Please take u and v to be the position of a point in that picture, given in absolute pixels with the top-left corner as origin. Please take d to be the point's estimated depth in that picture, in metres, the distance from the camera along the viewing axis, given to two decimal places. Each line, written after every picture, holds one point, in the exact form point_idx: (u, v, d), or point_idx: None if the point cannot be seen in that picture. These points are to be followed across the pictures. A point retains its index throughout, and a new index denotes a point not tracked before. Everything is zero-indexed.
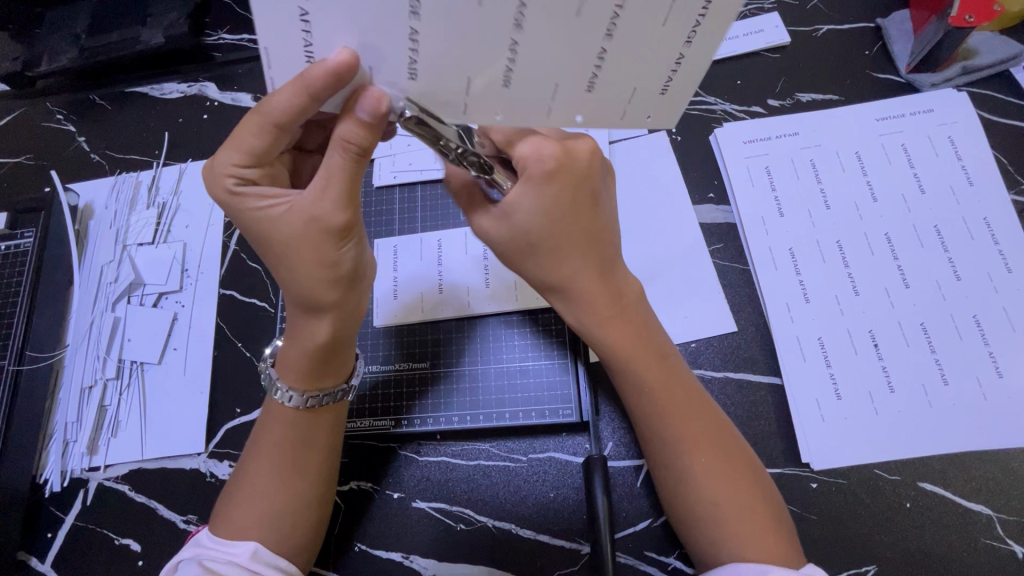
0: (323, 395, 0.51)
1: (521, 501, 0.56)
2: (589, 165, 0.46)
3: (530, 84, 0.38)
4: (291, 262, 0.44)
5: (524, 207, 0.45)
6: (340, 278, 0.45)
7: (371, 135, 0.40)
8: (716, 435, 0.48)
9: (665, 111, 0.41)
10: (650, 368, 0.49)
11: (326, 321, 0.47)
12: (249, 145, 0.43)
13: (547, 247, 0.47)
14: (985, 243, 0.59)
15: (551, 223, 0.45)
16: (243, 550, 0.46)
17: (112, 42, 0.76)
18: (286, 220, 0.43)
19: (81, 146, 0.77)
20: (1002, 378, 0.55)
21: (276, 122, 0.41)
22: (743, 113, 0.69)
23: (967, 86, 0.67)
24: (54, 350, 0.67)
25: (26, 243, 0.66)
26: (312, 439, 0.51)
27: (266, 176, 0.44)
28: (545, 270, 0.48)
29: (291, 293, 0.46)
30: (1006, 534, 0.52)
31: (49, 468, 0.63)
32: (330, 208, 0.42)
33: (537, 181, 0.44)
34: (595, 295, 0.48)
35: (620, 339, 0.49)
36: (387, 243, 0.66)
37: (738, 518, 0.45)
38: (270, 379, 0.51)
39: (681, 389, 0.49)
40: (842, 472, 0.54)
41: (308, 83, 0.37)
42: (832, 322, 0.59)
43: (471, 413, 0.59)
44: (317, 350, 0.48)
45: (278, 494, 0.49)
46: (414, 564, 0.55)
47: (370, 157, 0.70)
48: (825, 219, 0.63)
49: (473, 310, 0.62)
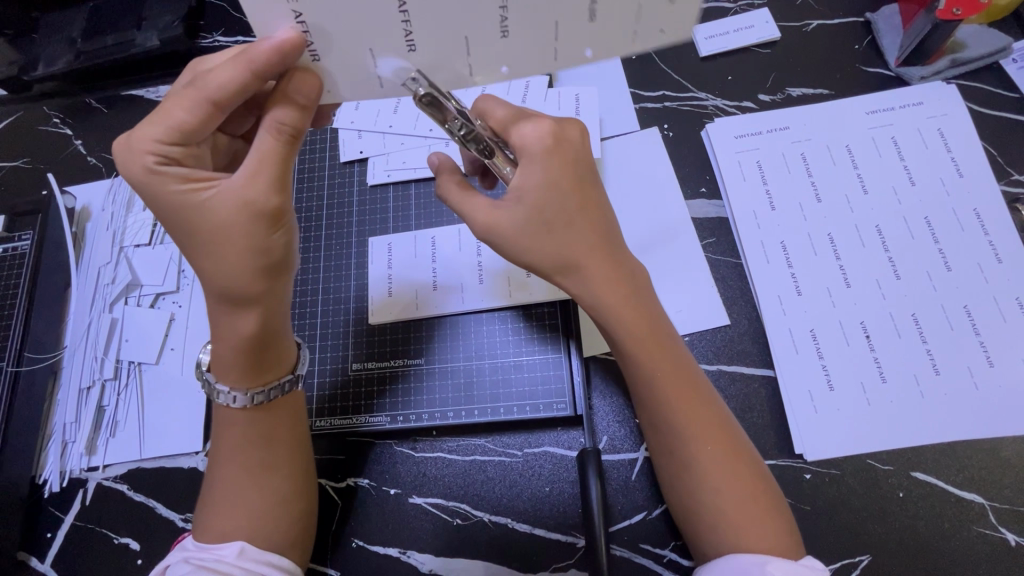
0: (269, 390, 0.50)
1: (517, 495, 0.57)
2: (582, 145, 0.50)
3: (524, 31, 0.40)
4: (210, 246, 0.43)
5: (532, 186, 0.47)
6: (267, 266, 0.44)
7: (304, 117, 0.42)
8: (715, 425, 0.48)
9: (678, 23, 0.40)
10: (656, 354, 0.49)
11: (258, 312, 0.46)
12: (176, 120, 0.41)
13: (557, 227, 0.48)
14: (976, 234, 0.60)
15: (555, 201, 0.47)
16: (231, 551, 0.47)
17: (109, 46, 0.76)
18: (214, 204, 0.42)
19: (79, 149, 0.77)
20: (994, 368, 0.55)
21: (212, 99, 0.41)
22: (734, 108, 0.70)
23: (956, 79, 0.68)
24: (53, 351, 0.67)
25: (24, 245, 0.67)
26: (273, 435, 0.50)
27: (190, 156, 0.43)
28: (554, 250, 0.48)
29: (218, 289, 0.45)
30: (1000, 523, 0.52)
31: (48, 469, 0.63)
32: (261, 188, 0.42)
33: (538, 158, 0.47)
34: (604, 281, 0.48)
35: (626, 325, 0.49)
36: (382, 241, 0.67)
37: (739, 509, 0.45)
38: (209, 385, 0.50)
39: (687, 376, 0.49)
40: (836, 463, 0.55)
41: (253, 59, 0.39)
42: (825, 315, 0.59)
43: (466, 409, 0.59)
44: (246, 342, 0.47)
45: (258, 488, 0.49)
46: (411, 559, 0.55)
47: (364, 156, 0.71)
48: (817, 212, 0.63)
49: (467, 307, 0.62)
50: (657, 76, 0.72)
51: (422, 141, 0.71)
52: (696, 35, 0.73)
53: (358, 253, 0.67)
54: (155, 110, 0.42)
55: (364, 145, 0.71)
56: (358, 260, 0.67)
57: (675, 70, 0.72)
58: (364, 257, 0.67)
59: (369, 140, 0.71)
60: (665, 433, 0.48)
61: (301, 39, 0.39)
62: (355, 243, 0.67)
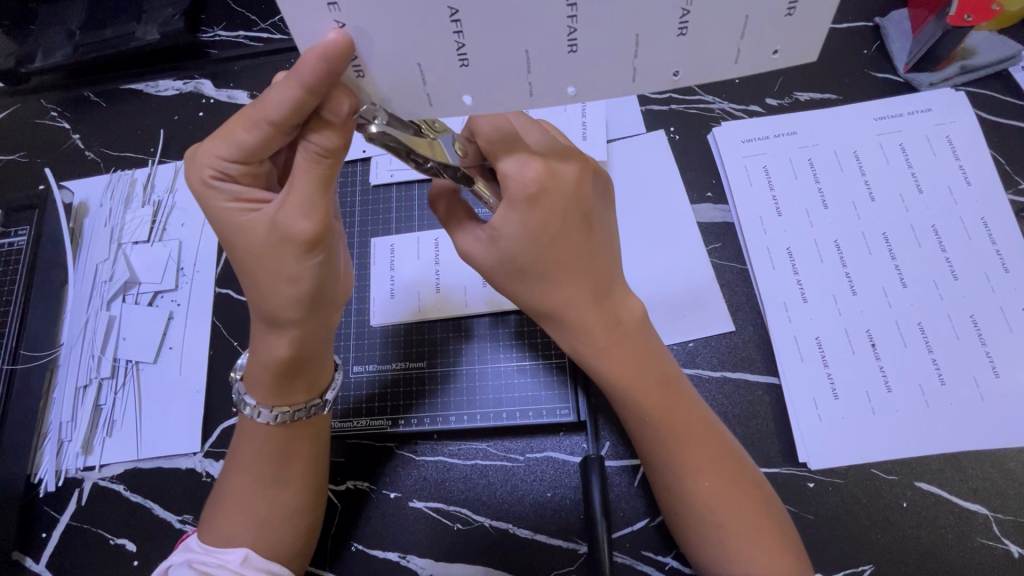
0: (295, 411, 0.49)
1: (519, 500, 0.56)
2: (574, 185, 0.45)
3: (598, 47, 0.36)
4: (262, 272, 0.43)
5: (512, 233, 0.44)
6: (309, 299, 0.44)
7: (343, 138, 0.40)
8: (716, 457, 0.47)
9: (691, 58, 0.36)
10: (653, 402, 0.47)
11: (289, 338, 0.46)
12: (238, 140, 0.41)
13: (538, 272, 0.46)
14: (983, 243, 0.59)
15: (538, 246, 0.45)
16: (235, 557, 0.47)
17: (107, 38, 0.75)
18: (253, 228, 0.42)
19: (77, 143, 0.76)
20: (1000, 378, 0.55)
21: (273, 122, 0.39)
22: (741, 112, 0.69)
23: (965, 86, 0.67)
24: (49, 349, 0.66)
25: (21, 241, 0.66)
26: (290, 451, 0.50)
27: (248, 174, 0.43)
28: (550, 298, 0.47)
29: (258, 304, 0.45)
30: (1003, 534, 0.52)
31: (43, 468, 0.62)
32: (295, 216, 0.40)
33: (518, 204, 0.43)
34: (590, 329, 0.47)
35: (616, 376, 0.48)
36: (384, 243, 0.66)
37: (738, 542, 0.45)
38: (238, 394, 0.50)
39: (691, 421, 0.48)
40: (839, 471, 0.54)
41: (303, 75, 0.36)
42: (831, 323, 0.59)
43: (469, 413, 0.59)
44: (279, 365, 0.46)
45: (262, 496, 0.49)
46: (411, 564, 0.55)
47: (367, 156, 0.70)
48: (824, 219, 0.62)
49: (470, 306, 0.62)
50: None
51: None
52: None
53: (360, 254, 0.66)
54: (220, 127, 0.42)
55: (368, 145, 0.70)
56: (360, 261, 0.66)
57: None
58: (365, 257, 0.66)
59: None
60: (665, 475, 0.47)
61: (347, 45, 0.35)
62: (357, 243, 0.67)
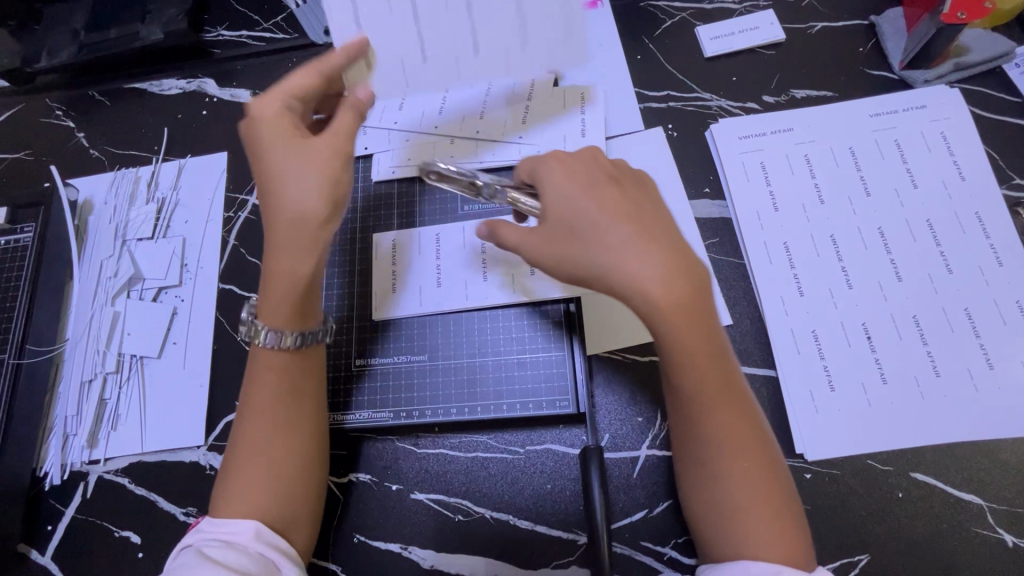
0: (309, 332, 0.53)
1: (519, 492, 0.57)
2: (655, 194, 0.50)
3: None
4: (295, 176, 0.49)
5: (568, 202, 0.47)
6: (337, 201, 0.50)
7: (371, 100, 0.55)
8: (752, 437, 0.45)
9: None
10: (710, 377, 0.44)
11: (313, 255, 0.49)
12: (274, 102, 0.53)
13: (589, 231, 0.46)
14: (977, 238, 0.60)
15: (595, 212, 0.46)
16: (245, 530, 0.46)
17: (112, 38, 0.76)
18: (286, 153, 0.50)
19: (81, 142, 0.77)
20: (993, 371, 0.55)
21: (286, 91, 0.54)
22: (738, 109, 0.70)
23: (959, 83, 0.68)
24: (54, 344, 0.67)
25: (26, 237, 0.67)
26: (296, 416, 0.52)
27: (281, 116, 0.52)
28: (602, 255, 0.44)
29: (282, 216, 0.49)
30: (997, 524, 0.52)
31: (49, 462, 0.63)
32: (334, 137, 0.51)
33: (575, 185, 0.48)
34: (664, 288, 0.43)
35: (684, 344, 0.43)
36: (431, 231, 0.66)
37: (761, 532, 0.42)
38: (249, 330, 0.52)
39: (739, 402, 0.45)
40: (835, 463, 0.55)
41: (326, 67, 0.56)
42: (827, 316, 0.59)
43: (469, 405, 0.59)
44: (302, 280, 0.50)
45: (269, 457, 0.49)
46: (413, 555, 0.56)
47: (369, 152, 0.71)
48: (820, 214, 0.63)
49: (487, 298, 0.62)
50: (661, 76, 0.72)
51: (427, 138, 0.70)
52: (701, 36, 0.73)
53: (362, 249, 0.67)
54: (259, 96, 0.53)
55: (369, 141, 0.71)
56: (362, 256, 0.67)
57: (679, 71, 0.72)
58: (367, 253, 0.67)
59: (374, 136, 0.71)
60: (700, 452, 0.45)
61: (362, 46, 0.60)
62: (359, 239, 0.67)
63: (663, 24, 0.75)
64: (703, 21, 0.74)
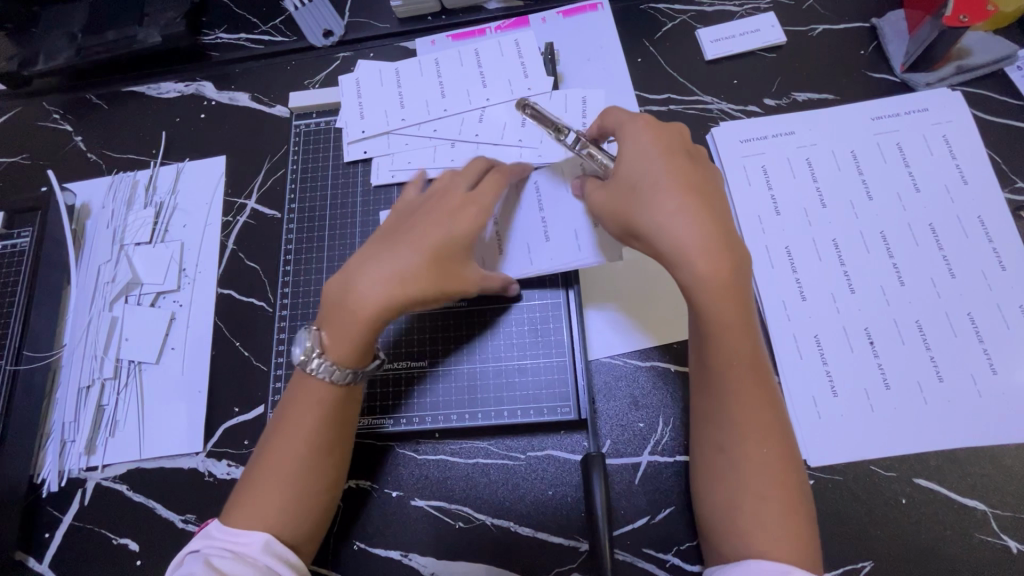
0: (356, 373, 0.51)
1: (520, 499, 0.56)
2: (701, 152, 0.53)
3: None
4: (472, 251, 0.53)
5: (636, 163, 0.51)
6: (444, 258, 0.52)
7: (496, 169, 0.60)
8: (771, 416, 0.46)
9: None
10: (737, 338, 0.47)
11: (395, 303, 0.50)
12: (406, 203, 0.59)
13: (641, 191, 0.50)
14: (980, 242, 0.60)
15: (649, 166, 0.50)
16: (255, 540, 0.46)
17: (110, 40, 0.76)
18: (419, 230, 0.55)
19: (78, 145, 0.77)
20: (997, 376, 0.55)
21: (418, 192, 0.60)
22: (740, 112, 0.69)
23: (961, 85, 0.67)
24: (51, 349, 0.67)
25: (23, 242, 0.66)
26: (333, 439, 0.51)
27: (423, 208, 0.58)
28: (650, 215, 0.48)
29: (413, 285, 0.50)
30: (1002, 530, 0.52)
31: (46, 468, 0.63)
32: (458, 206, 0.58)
33: (637, 139, 0.52)
34: (705, 252, 0.46)
35: (714, 299, 0.46)
36: None
37: (772, 522, 0.43)
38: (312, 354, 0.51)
39: (759, 376, 0.47)
40: (839, 469, 0.55)
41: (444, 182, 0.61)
42: (829, 321, 0.59)
43: (470, 411, 0.59)
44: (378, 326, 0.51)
45: (297, 476, 0.49)
46: (412, 562, 0.55)
47: (368, 156, 0.70)
48: (822, 218, 0.63)
49: (584, 253, 0.58)
50: (662, 79, 0.72)
51: (428, 141, 0.69)
52: (702, 39, 0.73)
53: None
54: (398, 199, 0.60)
55: (368, 146, 0.70)
56: None
57: (680, 73, 0.72)
58: None
59: (374, 140, 0.70)
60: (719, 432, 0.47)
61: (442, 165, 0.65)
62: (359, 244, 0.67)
63: (664, 27, 0.75)
64: (704, 23, 0.74)
